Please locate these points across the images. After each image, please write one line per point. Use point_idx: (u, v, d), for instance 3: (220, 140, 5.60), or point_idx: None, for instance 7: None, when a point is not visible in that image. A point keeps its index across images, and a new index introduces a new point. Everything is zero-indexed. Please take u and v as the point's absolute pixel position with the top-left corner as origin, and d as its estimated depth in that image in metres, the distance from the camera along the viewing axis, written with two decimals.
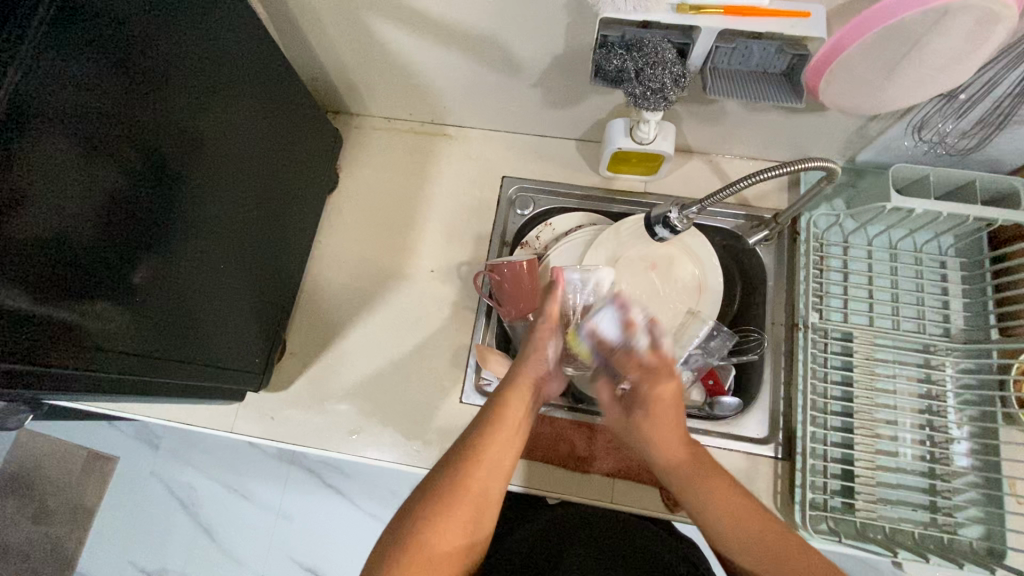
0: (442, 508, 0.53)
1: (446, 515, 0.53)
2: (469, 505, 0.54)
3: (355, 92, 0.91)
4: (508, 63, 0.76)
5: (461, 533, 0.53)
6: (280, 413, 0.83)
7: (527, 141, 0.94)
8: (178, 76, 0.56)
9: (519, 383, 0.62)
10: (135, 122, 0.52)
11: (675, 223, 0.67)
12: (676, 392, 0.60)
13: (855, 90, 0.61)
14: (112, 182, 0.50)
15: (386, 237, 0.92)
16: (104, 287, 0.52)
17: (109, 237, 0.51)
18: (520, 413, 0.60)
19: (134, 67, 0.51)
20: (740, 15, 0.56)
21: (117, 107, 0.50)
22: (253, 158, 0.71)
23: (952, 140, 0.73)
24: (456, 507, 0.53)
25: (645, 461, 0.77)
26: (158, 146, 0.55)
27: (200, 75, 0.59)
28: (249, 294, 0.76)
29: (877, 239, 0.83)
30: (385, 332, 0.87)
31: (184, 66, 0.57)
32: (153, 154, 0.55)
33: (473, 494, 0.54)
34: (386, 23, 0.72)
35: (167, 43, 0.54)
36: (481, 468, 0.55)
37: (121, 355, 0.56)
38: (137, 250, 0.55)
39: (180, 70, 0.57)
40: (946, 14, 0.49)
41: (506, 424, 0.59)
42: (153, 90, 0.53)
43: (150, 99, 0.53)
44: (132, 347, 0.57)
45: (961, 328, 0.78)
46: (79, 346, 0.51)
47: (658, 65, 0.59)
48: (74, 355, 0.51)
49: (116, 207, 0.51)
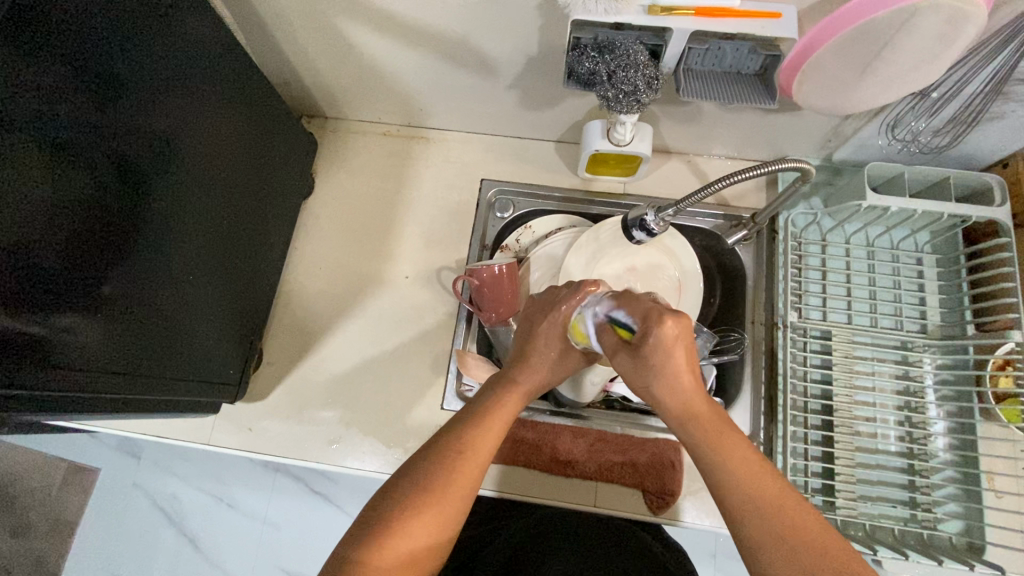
0: (423, 500, 0.48)
1: (425, 509, 0.48)
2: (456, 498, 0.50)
3: (329, 95, 0.90)
4: (483, 65, 0.75)
5: (443, 524, 0.49)
6: (258, 424, 0.82)
7: (506, 143, 0.93)
8: (147, 81, 0.55)
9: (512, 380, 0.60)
10: (103, 129, 0.51)
11: (651, 225, 0.67)
12: (686, 333, 0.51)
13: (828, 90, 0.61)
14: (80, 192, 0.49)
15: (365, 243, 0.90)
16: (73, 300, 0.50)
17: (79, 250, 0.50)
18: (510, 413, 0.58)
19: (102, 74, 0.50)
20: (711, 16, 0.56)
21: (82, 114, 0.48)
22: (225, 164, 0.70)
23: (925, 138, 0.73)
24: (443, 498, 0.49)
25: (628, 464, 0.77)
26: (125, 150, 0.53)
27: (169, 79, 0.58)
28: (224, 303, 0.75)
29: (854, 236, 0.83)
30: (365, 338, 0.85)
31: (153, 72, 0.56)
32: (123, 161, 0.53)
33: (456, 486, 0.50)
34: (358, 26, 0.71)
35: (135, 48, 0.53)
36: (467, 461, 0.52)
37: (93, 370, 0.55)
38: (107, 260, 0.54)
39: (149, 75, 0.55)
40: (915, 13, 0.49)
41: (494, 419, 0.56)
42: (121, 96, 0.52)
43: (119, 107, 0.52)
44: (102, 363, 0.56)
45: (938, 324, 0.78)
46: (49, 362, 0.49)
47: (630, 67, 0.59)
48: (44, 371, 0.49)
49: (83, 218, 0.50)
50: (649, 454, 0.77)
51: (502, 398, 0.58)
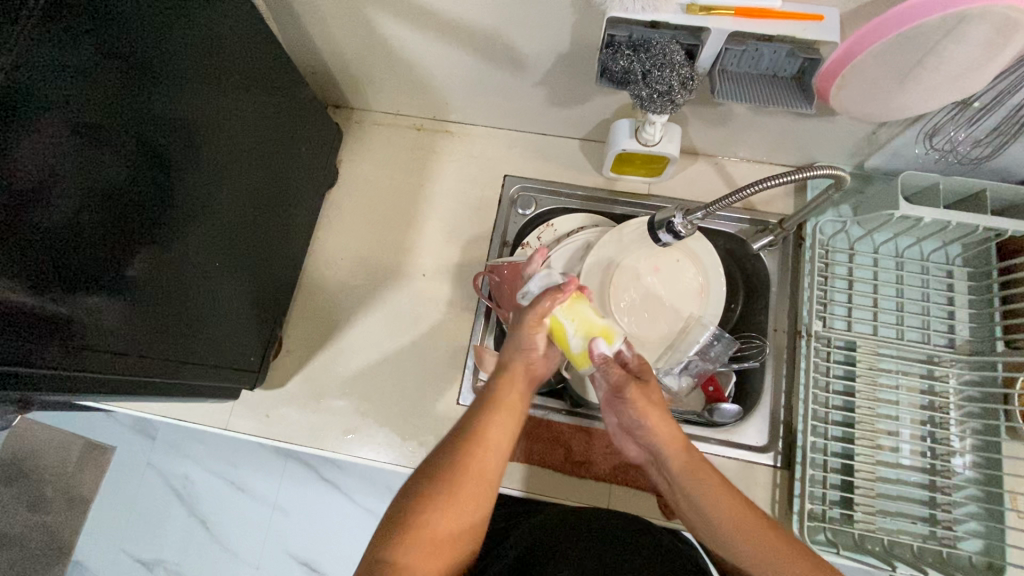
0: (446, 491, 0.49)
1: (448, 502, 0.49)
2: (475, 482, 0.51)
3: (355, 86, 0.89)
4: (512, 60, 0.74)
5: (468, 514, 0.50)
6: (274, 411, 0.82)
7: (530, 139, 0.92)
8: (175, 65, 0.55)
9: (512, 377, 0.60)
10: (130, 113, 0.51)
11: (678, 228, 0.66)
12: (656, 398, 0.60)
13: (867, 96, 0.60)
14: (106, 174, 0.49)
15: (386, 235, 0.90)
16: (99, 281, 0.51)
17: (107, 231, 0.51)
18: (516, 407, 0.58)
19: (133, 55, 0.50)
20: (750, 17, 0.55)
21: (112, 98, 0.49)
22: (249, 150, 0.70)
23: (964, 149, 0.71)
24: (462, 482, 0.50)
25: (643, 468, 0.76)
26: (155, 133, 0.54)
27: (197, 65, 0.58)
28: (245, 290, 0.75)
29: (883, 246, 0.82)
30: (383, 330, 0.85)
31: (181, 56, 0.56)
32: (149, 144, 0.53)
33: (471, 478, 0.51)
34: (389, 17, 0.71)
35: (164, 32, 0.53)
36: (478, 458, 0.52)
37: (115, 352, 0.55)
38: (131, 242, 0.54)
39: (177, 60, 0.55)
40: (962, 21, 0.48)
41: (498, 415, 0.56)
42: (148, 80, 0.52)
43: (145, 90, 0.52)
44: (127, 344, 0.56)
45: (966, 339, 0.77)
46: (71, 342, 0.50)
47: (665, 67, 0.58)
48: (66, 352, 0.50)
49: (109, 201, 0.50)
50: None
51: (509, 389, 0.59)
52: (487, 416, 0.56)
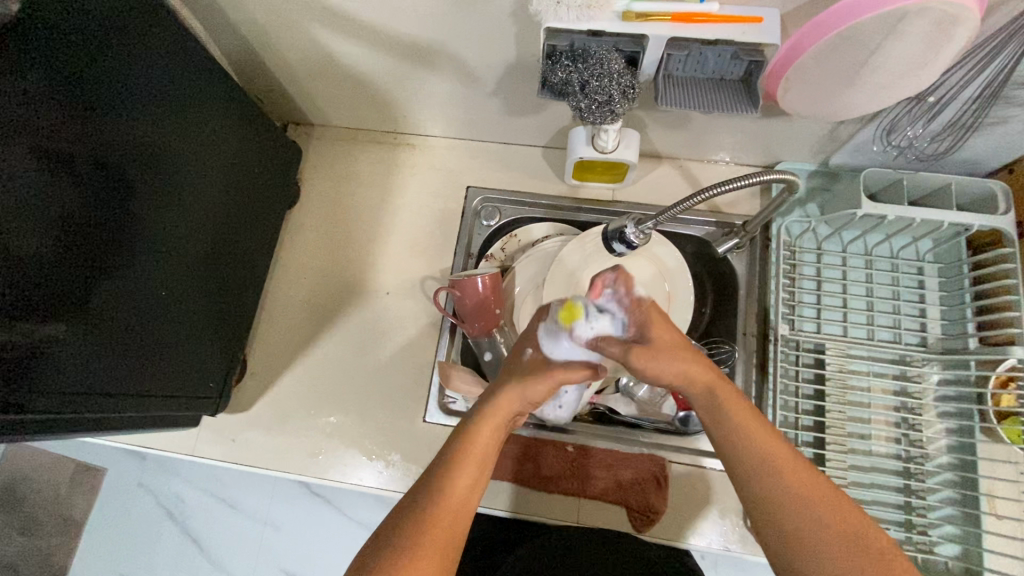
0: (448, 479, 0.51)
1: (433, 536, 0.47)
2: (474, 473, 0.52)
3: (313, 103, 0.88)
4: (463, 73, 0.73)
5: (458, 532, 0.49)
6: (241, 436, 0.81)
7: (492, 149, 0.91)
8: (135, 92, 0.56)
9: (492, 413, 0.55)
10: (86, 138, 0.51)
11: (631, 238, 0.64)
12: (671, 339, 0.56)
13: (814, 98, 0.58)
14: (62, 203, 0.50)
15: (350, 251, 0.89)
16: (56, 309, 0.51)
17: (61, 257, 0.51)
18: (491, 440, 0.55)
19: (82, 80, 0.50)
20: (688, 21, 0.54)
21: (66, 124, 0.50)
22: (211, 173, 0.70)
23: (922, 145, 0.70)
24: (464, 479, 0.51)
25: (612, 481, 0.75)
26: (110, 161, 0.54)
27: (159, 91, 0.59)
28: (206, 314, 0.74)
29: (852, 245, 0.80)
30: (348, 348, 0.84)
31: (142, 83, 0.57)
32: (108, 170, 0.54)
33: (471, 473, 0.52)
34: (335, 35, 0.70)
35: (121, 61, 0.54)
36: (460, 474, 0.51)
37: (75, 381, 0.54)
38: (91, 268, 0.54)
39: (138, 87, 0.56)
40: (902, 18, 0.47)
41: (487, 422, 0.55)
42: (108, 108, 0.53)
43: (103, 117, 0.53)
44: (86, 379, 0.56)
45: (939, 337, 0.75)
46: (30, 373, 0.49)
47: (604, 76, 0.57)
48: (24, 385, 0.49)
49: (66, 228, 0.50)
50: (634, 469, 0.75)
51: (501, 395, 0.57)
52: (478, 420, 0.55)
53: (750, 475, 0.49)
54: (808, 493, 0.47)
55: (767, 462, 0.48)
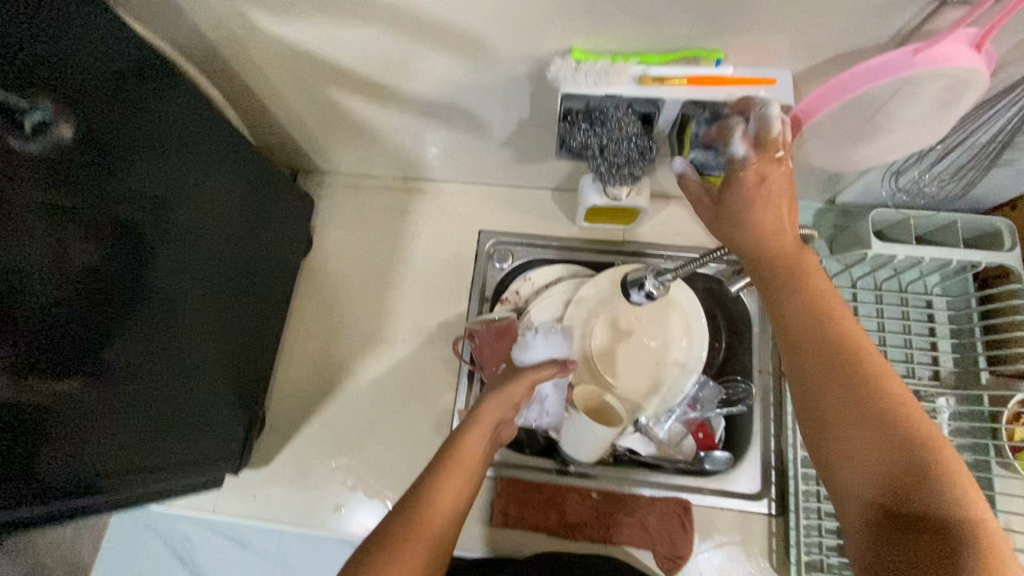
0: (444, 471, 0.58)
1: (429, 516, 0.53)
2: (464, 468, 0.60)
3: (323, 153, 0.89)
4: (476, 125, 0.74)
5: (449, 516, 0.55)
6: (262, 490, 0.81)
7: (503, 192, 0.92)
8: (159, 171, 0.56)
9: (478, 425, 0.64)
10: (114, 226, 0.51)
11: (653, 289, 0.65)
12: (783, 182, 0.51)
13: (826, 151, 0.59)
14: (91, 293, 0.50)
15: (365, 299, 0.89)
16: (91, 398, 0.51)
17: (90, 346, 0.50)
18: (479, 445, 0.63)
19: (111, 182, 0.50)
20: (704, 84, 0.55)
21: (99, 215, 0.49)
22: (226, 236, 0.70)
23: (929, 188, 0.72)
24: (456, 469, 0.59)
25: (638, 526, 0.75)
26: (133, 251, 0.54)
27: (181, 166, 0.59)
28: (224, 374, 0.74)
29: (862, 280, 0.81)
30: (367, 397, 0.85)
31: (167, 161, 0.57)
32: (133, 253, 0.54)
33: (462, 467, 0.60)
34: (348, 93, 0.71)
35: (150, 144, 0.54)
36: (450, 477, 0.58)
37: (103, 463, 0.55)
38: (117, 352, 0.54)
39: (162, 166, 0.56)
40: (914, 83, 0.48)
41: (475, 428, 0.64)
42: (136, 192, 0.53)
43: (130, 201, 0.53)
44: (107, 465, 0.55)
45: (951, 370, 0.76)
46: (64, 463, 0.49)
47: (623, 140, 0.60)
48: (55, 475, 0.49)
49: (92, 317, 0.50)
50: (658, 513, 0.75)
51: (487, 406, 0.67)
52: (468, 427, 0.64)
53: (812, 365, 0.45)
54: (868, 391, 0.43)
55: (834, 356, 0.45)
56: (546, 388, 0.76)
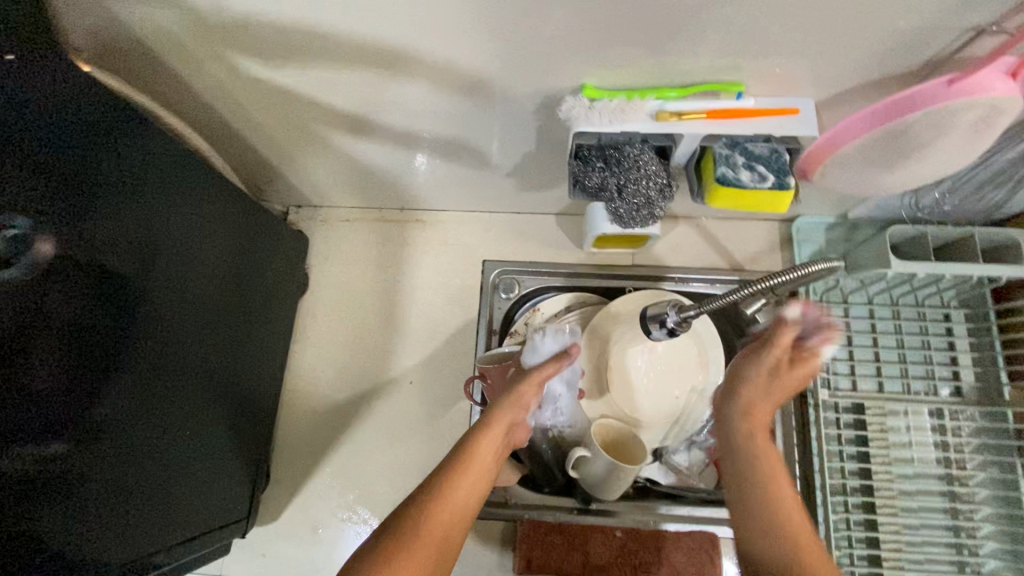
0: (455, 477, 0.50)
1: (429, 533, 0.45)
2: (477, 477, 0.51)
3: (316, 188, 0.85)
4: (477, 158, 0.70)
5: (453, 536, 0.47)
6: (271, 548, 0.77)
7: (505, 219, 0.88)
8: (141, 240, 0.52)
9: (491, 425, 0.55)
10: (94, 310, 0.48)
11: (671, 324, 0.62)
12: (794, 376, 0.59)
13: (850, 178, 0.57)
14: (73, 386, 0.46)
15: (367, 338, 0.86)
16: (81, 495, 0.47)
17: (80, 440, 0.47)
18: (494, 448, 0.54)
19: (92, 265, 0.47)
20: (724, 117, 0.52)
21: (74, 301, 0.46)
22: (220, 293, 0.67)
23: (949, 203, 0.70)
24: (468, 478, 0.50)
25: (666, 564, 0.72)
26: (133, 332, 0.52)
27: (165, 229, 0.56)
28: (230, 435, 0.71)
29: (878, 296, 0.80)
30: (375, 442, 0.81)
31: (147, 225, 0.53)
32: (119, 332, 0.51)
33: (476, 474, 0.51)
34: (338, 131, 0.67)
35: (128, 213, 0.51)
36: (461, 483, 0.50)
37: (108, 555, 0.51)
38: (112, 439, 0.50)
39: (144, 233, 0.53)
40: (948, 115, 0.45)
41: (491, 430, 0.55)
42: (116, 269, 0.50)
43: (111, 279, 0.49)
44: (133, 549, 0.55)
45: (973, 386, 0.75)
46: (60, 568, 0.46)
47: (640, 179, 0.59)
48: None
49: (78, 409, 0.47)
50: (685, 548, 0.73)
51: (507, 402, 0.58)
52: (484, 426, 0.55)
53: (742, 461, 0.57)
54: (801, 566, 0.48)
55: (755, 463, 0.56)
56: (558, 387, 0.72)
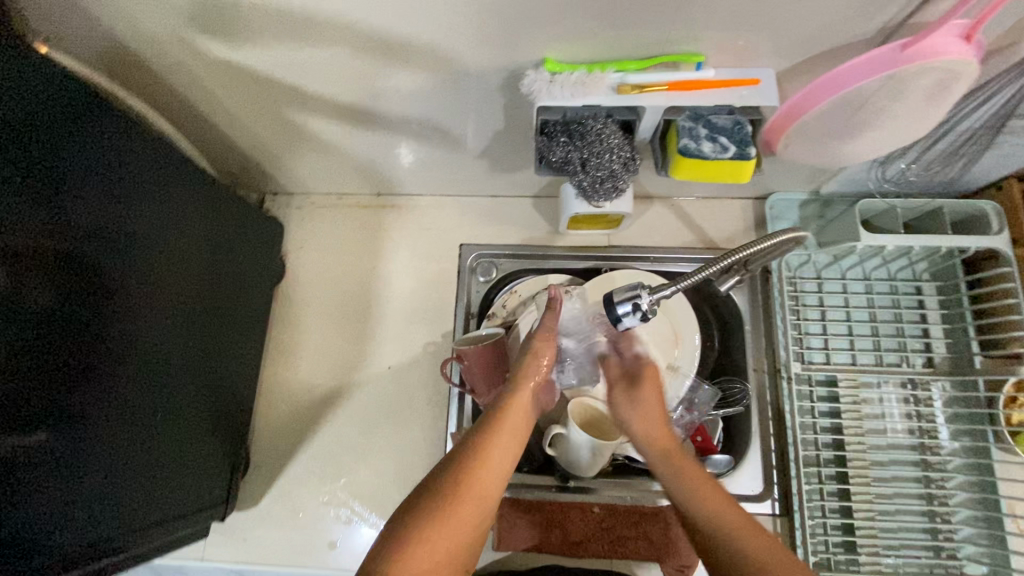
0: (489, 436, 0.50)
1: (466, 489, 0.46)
2: (511, 435, 0.51)
3: (290, 174, 0.85)
4: (448, 140, 0.70)
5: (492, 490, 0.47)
6: (252, 533, 0.78)
7: (480, 203, 0.89)
8: (110, 222, 0.52)
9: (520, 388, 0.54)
10: (62, 293, 0.47)
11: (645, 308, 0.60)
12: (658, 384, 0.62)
13: (813, 149, 0.57)
14: (43, 368, 0.46)
15: (345, 323, 0.86)
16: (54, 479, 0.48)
17: (50, 423, 0.47)
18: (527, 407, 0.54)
19: (57, 248, 0.47)
20: (685, 89, 0.52)
21: (40, 282, 0.45)
22: (195, 279, 0.66)
23: (916, 175, 0.71)
24: (501, 435, 0.50)
25: (641, 538, 0.74)
26: (100, 313, 0.52)
27: (134, 213, 0.55)
28: (207, 422, 0.71)
29: (850, 270, 0.81)
30: (354, 426, 0.81)
31: (118, 210, 0.53)
32: (87, 315, 0.50)
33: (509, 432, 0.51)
34: (310, 114, 0.67)
35: (97, 196, 0.50)
36: (496, 441, 0.50)
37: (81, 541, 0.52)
38: (83, 424, 0.50)
39: (113, 216, 0.52)
40: (904, 79, 0.46)
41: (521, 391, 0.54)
42: (85, 253, 0.49)
43: (78, 261, 0.49)
44: (111, 530, 0.55)
45: (945, 356, 0.76)
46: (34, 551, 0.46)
47: (604, 152, 0.58)
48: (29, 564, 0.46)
49: (48, 393, 0.47)
50: (660, 524, 0.74)
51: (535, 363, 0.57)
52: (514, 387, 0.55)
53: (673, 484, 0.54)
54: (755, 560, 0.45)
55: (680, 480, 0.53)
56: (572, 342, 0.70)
